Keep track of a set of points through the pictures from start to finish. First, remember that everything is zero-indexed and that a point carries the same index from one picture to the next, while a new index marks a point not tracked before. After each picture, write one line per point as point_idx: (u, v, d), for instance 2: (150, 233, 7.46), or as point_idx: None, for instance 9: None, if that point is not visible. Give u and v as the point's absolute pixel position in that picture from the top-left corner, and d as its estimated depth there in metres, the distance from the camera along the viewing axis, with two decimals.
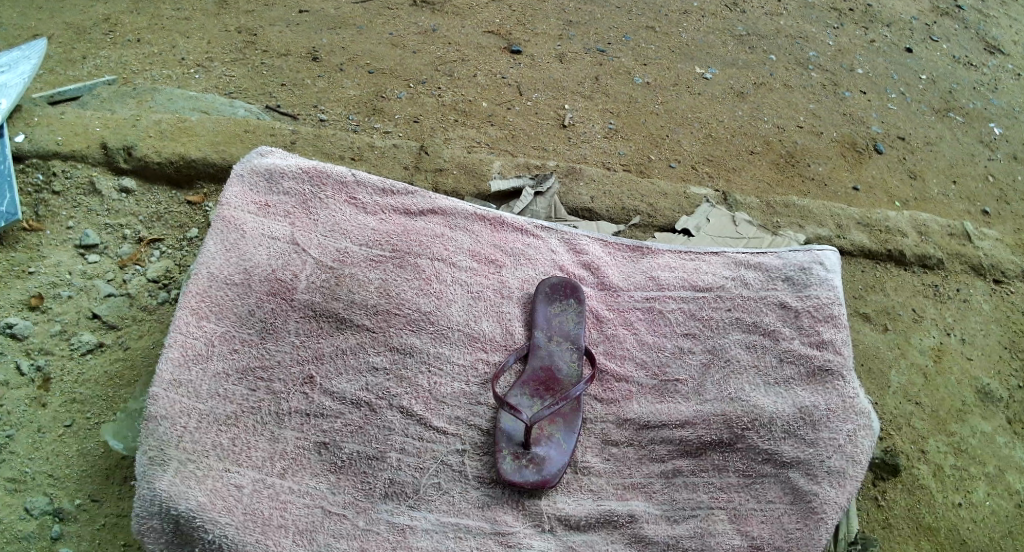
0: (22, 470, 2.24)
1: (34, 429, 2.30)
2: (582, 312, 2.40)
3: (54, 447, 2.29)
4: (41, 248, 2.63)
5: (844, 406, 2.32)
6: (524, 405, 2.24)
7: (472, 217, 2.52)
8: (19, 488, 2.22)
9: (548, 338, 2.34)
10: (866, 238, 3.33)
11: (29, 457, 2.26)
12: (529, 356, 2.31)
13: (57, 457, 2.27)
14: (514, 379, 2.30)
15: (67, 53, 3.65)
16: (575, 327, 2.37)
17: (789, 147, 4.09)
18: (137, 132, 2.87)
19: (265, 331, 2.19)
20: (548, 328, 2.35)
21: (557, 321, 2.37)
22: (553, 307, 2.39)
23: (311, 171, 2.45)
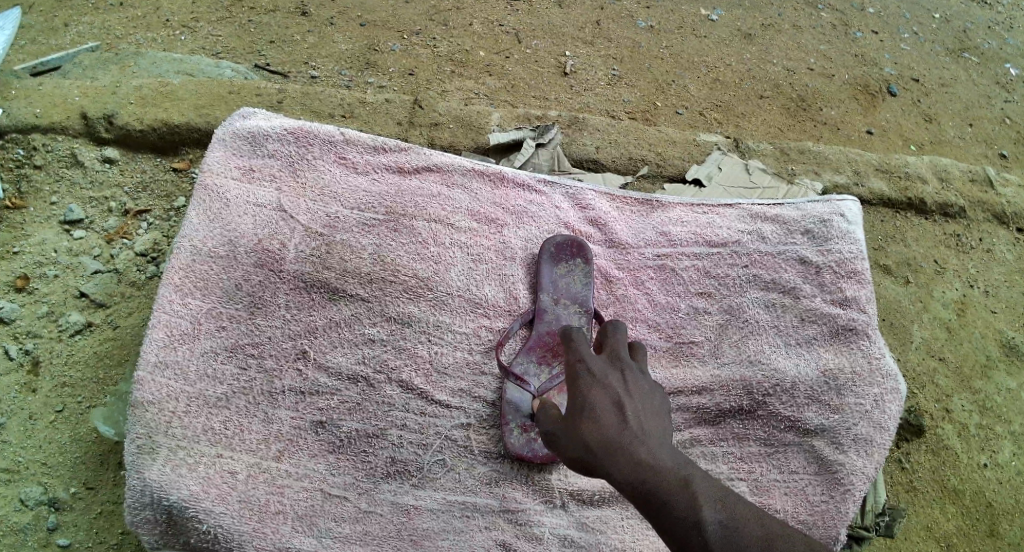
0: (14, 460, 2.13)
1: (26, 417, 2.18)
2: (590, 272, 2.27)
3: (47, 434, 2.17)
4: (25, 227, 2.43)
5: (870, 368, 2.21)
6: (529, 374, 2.12)
7: (471, 173, 2.34)
8: (13, 479, 2.12)
9: (553, 300, 2.21)
10: (886, 185, 3.17)
11: (22, 447, 2.15)
12: (534, 321, 2.18)
13: (50, 444, 2.17)
14: (518, 346, 2.17)
15: (47, 21, 3.38)
16: (582, 289, 2.24)
17: (800, 91, 3.95)
18: (117, 99, 2.62)
19: (254, 306, 2.04)
20: (552, 289, 2.22)
21: (564, 283, 2.23)
22: (558, 263, 2.26)
23: (297, 131, 2.24)
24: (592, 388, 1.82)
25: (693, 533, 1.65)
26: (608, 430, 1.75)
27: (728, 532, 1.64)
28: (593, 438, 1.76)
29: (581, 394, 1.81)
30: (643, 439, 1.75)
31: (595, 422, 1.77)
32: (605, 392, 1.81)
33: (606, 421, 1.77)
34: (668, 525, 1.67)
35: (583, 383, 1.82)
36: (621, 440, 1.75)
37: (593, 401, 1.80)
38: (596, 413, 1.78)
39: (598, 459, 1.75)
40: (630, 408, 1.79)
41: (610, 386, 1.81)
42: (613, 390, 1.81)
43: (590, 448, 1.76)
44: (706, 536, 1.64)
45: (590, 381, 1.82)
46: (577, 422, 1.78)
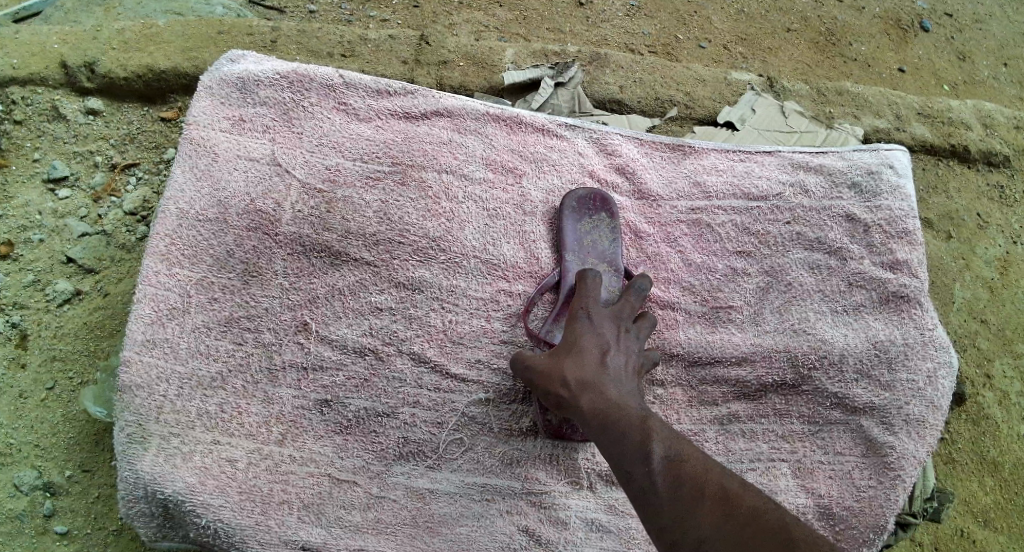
0: (6, 442, 1.99)
1: (15, 395, 2.03)
2: (617, 226, 2.06)
3: (38, 413, 2.02)
4: (6, 187, 2.22)
5: (922, 341, 2.05)
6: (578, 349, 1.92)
7: (485, 118, 2.12)
8: (5, 462, 1.98)
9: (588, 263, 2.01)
10: (928, 131, 2.94)
11: (13, 428, 2.01)
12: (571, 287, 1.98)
13: (42, 424, 2.02)
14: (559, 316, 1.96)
15: None
16: (610, 246, 2.04)
17: (830, 24, 3.69)
18: (99, 44, 2.35)
19: (249, 274, 1.85)
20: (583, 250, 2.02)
21: (590, 241, 2.03)
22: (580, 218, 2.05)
23: (291, 75, 2.01)
24: (586, 329, 1.81)
25: (640, 465, 1.62)
26: (586, 368, 1.75)
27: (669, 465, 1.60)
28: (570, 375, 1.75)
29: (573, 333, 1.80)
30: (616, 386, 1.75)
31: (576, 359, 1.77)
32: (596, 335, 1.80)
33: (588, 359, 1.77)
34: (618, 455, 1.65)
35: (578, 324, 1.82)
36: (595, 379, 1.75)
37: (582, 340, 1.79)
38: (582, 352, 1.78)
39: (571, 394, 1.74)
40: (614, 355, 1.79)
41: (604, 332, 1.81)
42: (603, 334, 1.81)
43: (566, 383, 1.75)
44: (652, 467, 1.61)
45: (587, 324, 1.82)
46: (562, 356, 1.78)
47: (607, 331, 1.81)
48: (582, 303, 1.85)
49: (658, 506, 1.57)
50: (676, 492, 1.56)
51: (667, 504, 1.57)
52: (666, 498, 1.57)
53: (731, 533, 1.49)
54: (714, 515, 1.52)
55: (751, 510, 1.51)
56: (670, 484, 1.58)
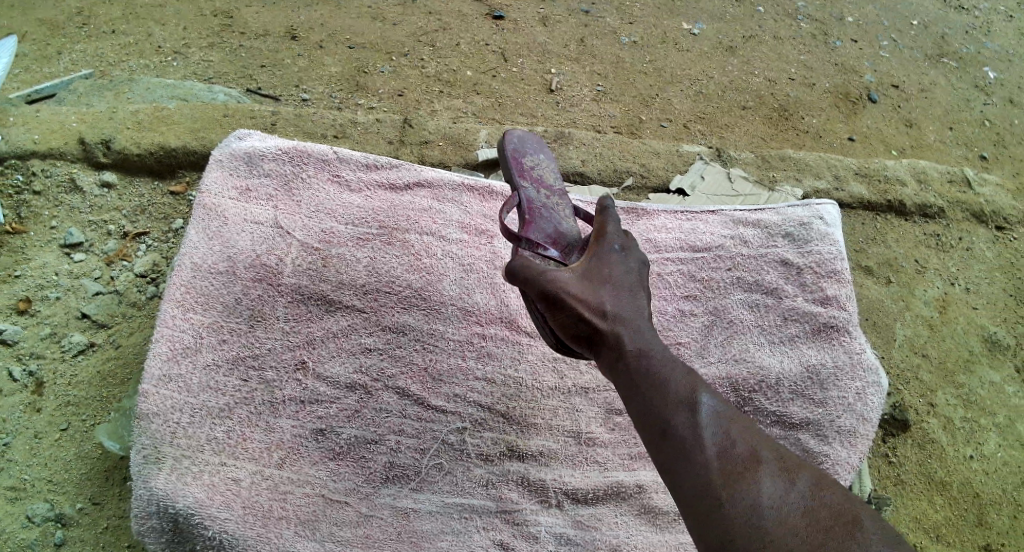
0: (20, 478, 2.15)
1: (31, 435, 2.21)
2: (558, 167, 2.37)
3: (52, 452, 2.20)
4: (25, 251, 2.49)
5: (851, 364, 2.30)
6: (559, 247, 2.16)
7: (460, 188, 2.48)
8: (19, 496, 2.13)
9: (543, 188, 2.29)
10: (866, 189, 3.25)
11: (28, 464, 2.17)
12: (535, 202, 2.25)
13: (55, 462, 2.18)
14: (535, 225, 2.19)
15: (41, 50, 3.52)
16: (556, 178, 2.34)
17: (783, 100, 4.02)
18: (114, 124, 2.69)
19: (254, 319, 2.12)
20: (534, 180, 2.31)
21: (537, 175, 2.33)
22: (523, 160, 2.35)
23: (292, 151, 2.38)
24: (616, 266, 1.97)
25: (685, 416, 1.76)
26: (621, 303, 1.91)
27: (719, 430, 1.74)
28: (606, 306, 1.90)
29: (605, 268, 1.96)
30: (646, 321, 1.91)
31: (613, 293, 1.92)
32: (626, 272, 1.97)
33: (621, 297, 1.92)
34: (659, 400, 1.79)
35: (609, 259, 1.98)
36: (629, 313, 1.90)
37: (616, 272, 1.96)
38: (618, 284, 1.94)
39: (606, 324, 1.88)
40: (642, 293, 1.96)
41: (631, 270, 1.98)
42: (631, 274, 1.98)
43: (602, 314, 1.89)
44: (699, 420, 1.76)
45: (615, 261, 1.98)
46: (598, 285, 1.93)
47: (636, 264, 1.99)
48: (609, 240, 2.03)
49: (703, 459, 1.72)
50: (727, 449, 1.72)
51: (715, 461, 1.71)
52: (712, 454, 1.72)
53: (792, 501, 1.67)
54: (770, 481, 1.69)
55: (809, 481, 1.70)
56: (718, 441, 1.73)
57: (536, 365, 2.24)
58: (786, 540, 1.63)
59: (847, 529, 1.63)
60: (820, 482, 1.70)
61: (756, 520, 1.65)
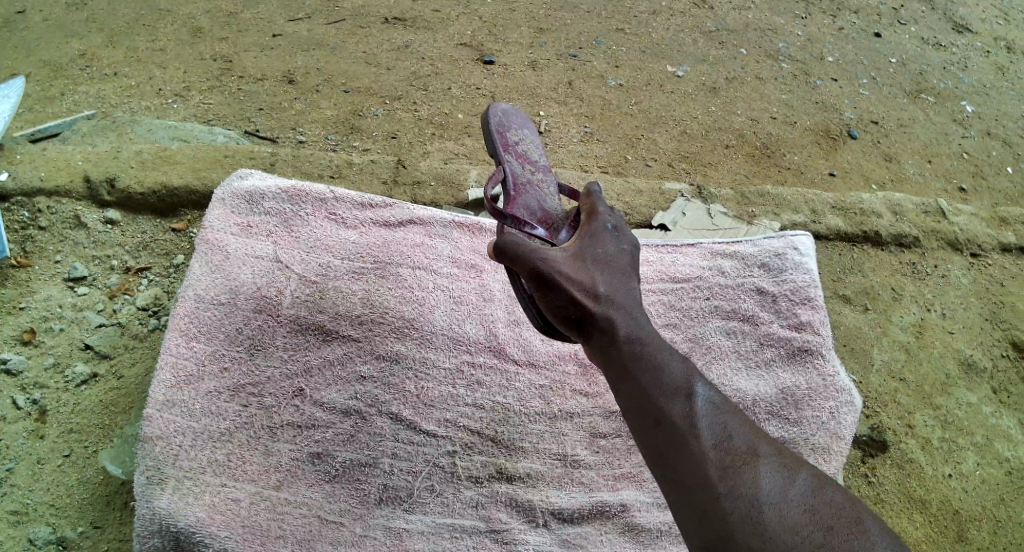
0: (24, 502, 2.22)
1: (34, 461, 2.29)
2: (541, 145, 2.47)
3: (54, 477, 2.28)
4: (31, 284, 2.59)
5: (825, 385, 2.40)
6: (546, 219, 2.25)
7: (451, 225, 2.60)
8: (22, 520, 2.20)
9: (527, 160, 2.39)
10: (842, 221, 3.37)
11: (31, 489, 2.25)
12: (521, 176, 2.33)
13: (58, 487, 2.26)
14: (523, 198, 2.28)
15: (45, 91, 3.68)
16: (540, 155, 2.43)
17: (765, 138, 4.16)
18: (120, 163, 2.82)
19: (254, 348, 2.23)
20: (518, 152, 2.39)
21: (524, 151, 2.41)
22: (506, 133, 2.44)
23: (290, 190, 2.50)
24: (604, 251, 2.09)
25: (681, 406, 1.88)
26: (610, 286, 2.02)
27: (717, 425, 1.86)
28: (597, 289, 2.00)
29: (595, 253, 2.08)
30: (632, 302, 2.03)
31: (603, 277, 2.03)
32: (615, 257, 2.09)
33: (610, 281, 2.04)
34: (656, 386, 1.91)
35: (599, 245, 2.10)
36: (617, 296, 2.01)
37: (606, 254, 2.08)
38: (608, 265, 2.06)
39: (596, 306, 1.99)
40: (630, 277, 2.07)
41: (619, 254, 2.10)
42: (619, 259, 2.09)
43: (593, 296, 1.99)
44: (696, 411, 1.88)
45: (605, 246, 2.10)
46: (589, 266, 2.04)
47: (626, 246, 2.12)
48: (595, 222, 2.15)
49: (700, 449, 1.84)
50: (724, 441, 1.84)
51: (713, 452, 1.83)
52: (709, 445, 1.84)
53: (792, 496, 1.78)
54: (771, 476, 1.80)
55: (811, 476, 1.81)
56: (716, 433, 1.85)
57: (523, 392, 2.34)
58: (785, 534, 1.74)
59: (850, 529, 1.73)
60: (822, 480, 1.81)
61: (754, 514, 1.76)
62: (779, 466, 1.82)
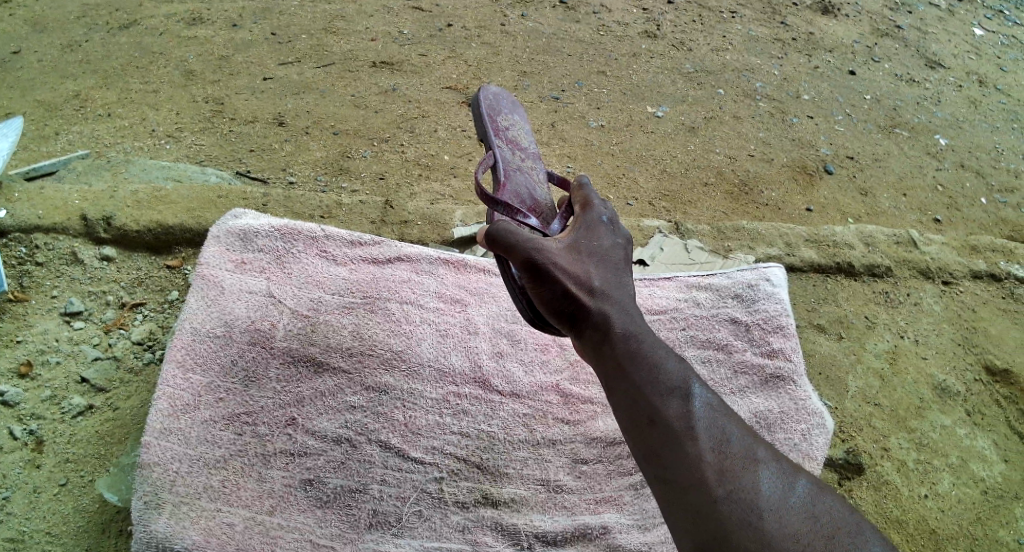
0: (20, 530, 2.29)
1: (30, 490, 2.36)
2: (531, 134, 2.73)
3: (50, 505, 2.34)
4: (28, 318, 2.67)
5: (797, 408, 2.52)
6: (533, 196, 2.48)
7: (437, 262, 2.71)
8: (19, 547, 2.27)
9: (517, 145, 2.64)
10: (815, 254, 3.50)
11: (27, 517, 2.32)
12: (512, 159, 2.57)
13: (54, 515, 2.33)
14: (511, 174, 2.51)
15: (40, 130, 3.80)
16: (529, 143, 2.68)
17: (743, 176, 4.29)
18: (115, 202, 2.93)
19: (248, 379, 2.32)
20: (508, 136, 2.65)
21: (514, 138, 2.66)
22: (497, 116, 2.69)
23: (283, 228, 2.62)
24: (599, 245, 2.17)
25: (678, 408, 1.95)
26: (604, 280, 2.10)
27: (714, 428, 1.94)
28: (592, 283, 2.08)
29: (589, 247, 2.16)
30: (625, 296, 2.11)
31: (597, 272, 2.11)
32: (609, 251, 2.17)
33: (604, 275, 2.11)
34: (653, 386, 1.97)
35: (594, 239, 2.18)
36: (610, 290, 2.09)
37: (601, 250, 2.16)
38: (603, 261, 2.14)
39: (591, 301, 2.06)
40: (621, 271, 2.16)
41: (612, 248, 2.19)
42: (612, 253, 2.18)
43: (588, 290, 2.07)
44: (694, 414, 1.95)
45: (599, 240, 2.18)
46: (584, 260, 2.12)
47: (619, 241, 2.22)
48: (589, 219, 2.23)
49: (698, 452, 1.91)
50: (721, 445, 1.92)
51: (710, 454, 1.91)
52: (706, 448, 1.92)
53: (788, 501, 1.87)
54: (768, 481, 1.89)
55: (809, 484, 1.91)
56: (713, 436, 1.93)
57: (507, 420, 2.43)
58: (785, 539, 1.83)
59: (852, 537, 1.84)
60: (819, 488, 1.91)
61: (753, 518, 1.85)
62: (778, 472, 1.91)
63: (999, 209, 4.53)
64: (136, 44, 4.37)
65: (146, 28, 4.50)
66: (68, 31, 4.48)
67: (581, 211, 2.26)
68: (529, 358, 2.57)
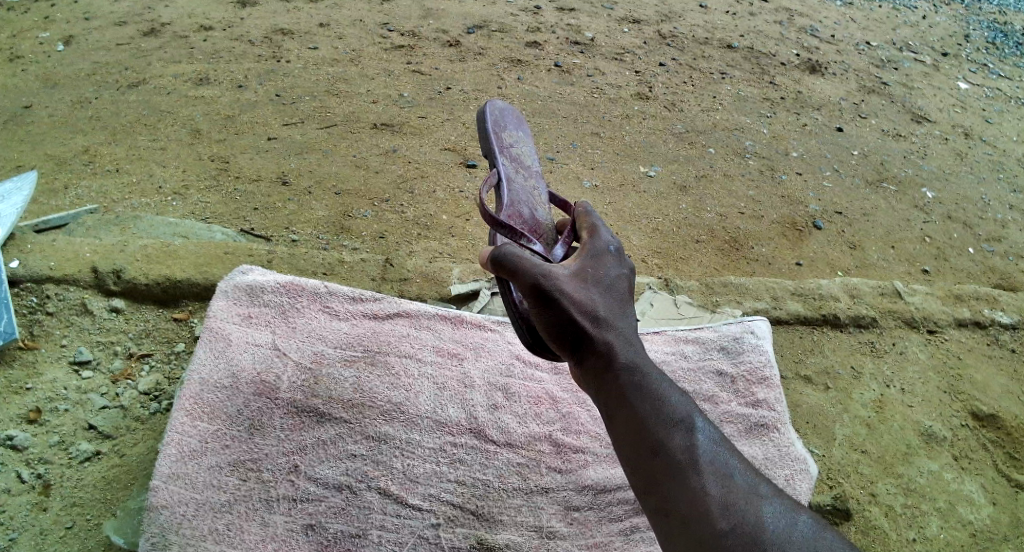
0: None
1: (36, 532, 2.44)
2: (536, 154, 2.90)
3: (55, 547, 2.42)
4: (37, 366, 2.79)
5: (781, 455, 2.64)
6: (534, 210, 2.66)
7: (435, 317, 2.83)
8: None
9: (521, 162, 2.82)
10: (802, 307, 3.62)
11: None
12: (514, 175, 2.73)
13: None
14: (516, 187, 2.69)
15: (49, 184, 3.96)
16: (532, 162, 2.85)
17: (733, 232, 4.43)
18: (125, 256, 3.06)
19: (253, 428, 2.44)
20: (513, 152, 2.83)
21: (518, 156, 2.82)
22: (502, 132, 2.87)
23: (288, 285, 2.77)
24: (606, 273, 2.24)
25: (682, 440, 2.03)
26: (609, 310, 2.17)
27: (717, 462, 2.03)
28: (597, 312, 2.15)
29: (596, 274, 2.22)
30: (629, 326, 2.17)
31: (604, 301, 2.18)
32: (616, 280, 2.24)
33: (610, 303, 2.18)
34: (657, 415, 2.05)
35: (601, 267, 2.25)
36: (614, 321, 2.16)
37: (607, 278, 2.23)
38: (608, 290, 2.20)
39: (595, 330, 2.13)
40: (627, 301, 2.23)
41: (619, 277, 2.25)
42: (619, 283, 2.24)
43: (593, 320, 2.14)
44: (697, 447, 2.03)
45: (606, 269, 2.25)
46: (590, 288, 2.19)
47: (625, 269, 2.27)
48: (598, 246, 2.30)
49: (703, 486, 1.99)
50: (724, 479, 2.00)
51: (715, 487, 1.99)
52: (711, 481, 2.00)
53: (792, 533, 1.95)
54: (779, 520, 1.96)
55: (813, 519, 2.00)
56: (716, 471, 2.01)
57: (501, 469, 2.52)
58: None
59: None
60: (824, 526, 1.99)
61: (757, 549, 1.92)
62: (783, 509, 1.99)
63: (986, 259, 4.65)
64: (145, 103, 4.55)
65: (154, 87, 4.68)
66: (79, 90, 4.66)
67: (589, 238, 2.32)
68: (523, 410, 2.65)
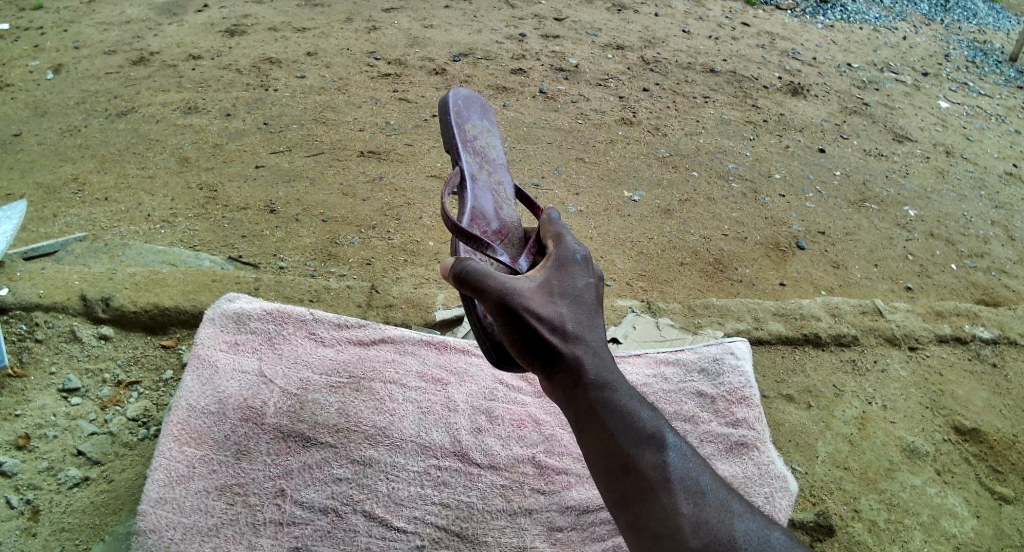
0: None
1: None
2: (501, 145, 2.94)
3: None
4: (27, 393, 2.82)
5: (761, 472, 2.70)
6: (499, 209, 2.73)
7: (420, 343, 2.87)
8: None
9: (485, 154, 2.86)
10: (782, 327, 3.68)
11: None
12: (478, 172, 2.77)
13: None
14: (482, 185, 2.75)
15: (39, 212, 4.01)
16: (497, 155, 2.89)
17: (717, 254, 4.49)
18: (113, 284, 3.11)
19: (240, 453, 2.48)
20: (478, 145, 2.86)
21: (483, 150, 2.86)
22: (465, 124, 2.89)
23: (275, 312, 2.82)
24: (573, 284, 2.25)
25: (653, 455, 2.08)
26: (577, 323, 2.20)
27: (688, 478, 2.08)
28: (565, 326, 2.18)
29: (562, 286, 2.24)
30: (597, 338, 2.20)
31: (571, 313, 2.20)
32: (582, 290, 2.25)
33: (578, 316, 2.21)
34: (626, 430, 2.09)
35: (567, 278, 2.26)
36: (583, 334, 2.19)
37: (574, 288, 2.25)
38: (576, 301, 2.22)
39: (563, 345, 2.16)
40: (596, 312, 2.25)
41: (586, 286, 2.27)
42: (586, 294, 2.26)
43: (561, 333, 2.17)
44: (666, 462, 2.08)
45: (572, 279, 2.27)
46: (557, 300, 2.21)
47: (593, 278, 2.29)
48: (564, 255, 2.31)
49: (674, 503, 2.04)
50: (696, 495, 2.06)
51: (687, 503, 2.05)
52: (683, 497, 2.05)
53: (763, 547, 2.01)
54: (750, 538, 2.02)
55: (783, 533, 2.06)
56: (688, 487, 2.06)
57: (485, 491, 2.55)
58: None
59: None
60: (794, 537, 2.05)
61: None
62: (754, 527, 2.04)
63: (968, 275, 4.72)
64: (134, 131, 4.60)
65: (143, 116, 4.74)
66: (68, 118, 4.72)
67: (556, 247, 2.34)
68: (506, 433, 2.69)
